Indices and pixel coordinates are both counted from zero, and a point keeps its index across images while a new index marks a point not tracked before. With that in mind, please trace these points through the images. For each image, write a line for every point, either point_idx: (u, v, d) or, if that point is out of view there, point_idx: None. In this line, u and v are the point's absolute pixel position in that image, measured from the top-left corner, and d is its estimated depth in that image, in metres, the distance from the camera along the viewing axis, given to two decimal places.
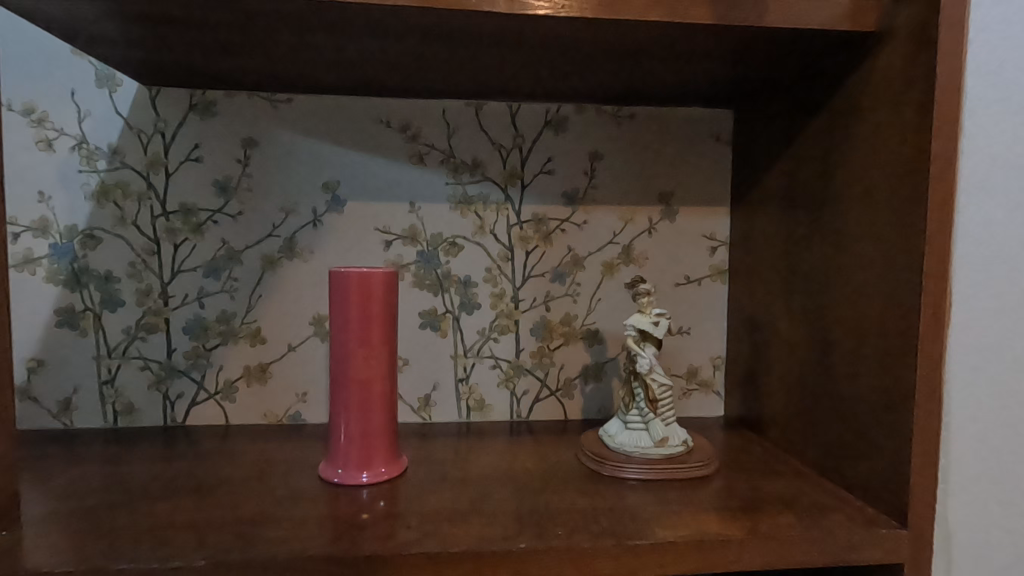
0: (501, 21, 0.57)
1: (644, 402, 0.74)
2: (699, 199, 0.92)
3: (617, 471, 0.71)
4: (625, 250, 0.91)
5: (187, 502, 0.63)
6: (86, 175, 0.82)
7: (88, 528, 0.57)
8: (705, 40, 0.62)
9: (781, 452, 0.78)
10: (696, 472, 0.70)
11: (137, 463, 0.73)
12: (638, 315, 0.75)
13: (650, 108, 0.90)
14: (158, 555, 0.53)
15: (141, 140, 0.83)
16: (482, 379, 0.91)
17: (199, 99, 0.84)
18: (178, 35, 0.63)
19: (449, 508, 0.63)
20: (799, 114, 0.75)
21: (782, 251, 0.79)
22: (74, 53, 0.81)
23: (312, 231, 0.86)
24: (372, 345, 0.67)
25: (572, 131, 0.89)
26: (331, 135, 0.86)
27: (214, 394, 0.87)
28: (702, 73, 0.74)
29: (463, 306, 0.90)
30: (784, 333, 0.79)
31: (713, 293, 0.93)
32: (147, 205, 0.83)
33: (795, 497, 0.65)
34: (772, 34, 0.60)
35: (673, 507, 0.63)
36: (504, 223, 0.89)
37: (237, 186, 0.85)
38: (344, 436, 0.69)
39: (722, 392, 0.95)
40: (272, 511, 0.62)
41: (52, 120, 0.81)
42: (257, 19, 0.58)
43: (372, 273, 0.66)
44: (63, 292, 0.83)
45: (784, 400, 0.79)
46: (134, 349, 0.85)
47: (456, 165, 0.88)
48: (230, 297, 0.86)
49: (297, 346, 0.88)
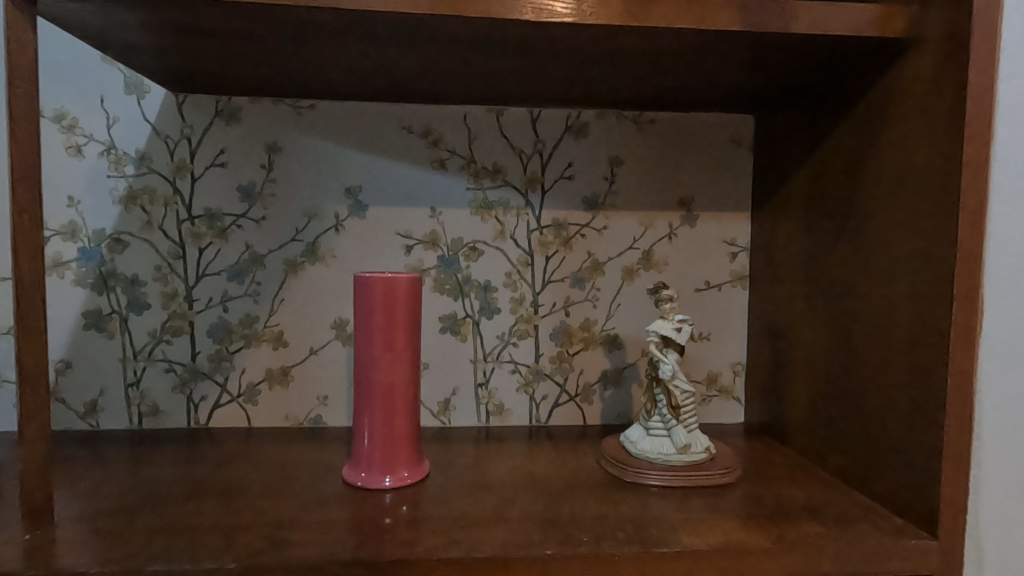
0: (528, 29, 0.58)
1: (666, 409, 0.74)
2: (720, 204, 0.92)
3: (639, 477, 0.71)
4: (645, 256, 0.91)
5: (215, 504, 0.64)
6: (114, 180, 0.83)
7: (119, 528, 0.58)
8: (731, 46, 0.62)
9: (804, 460, 0.78)
10: (718, 480, 0.70)
11: (164, 465, 0.74)
12: (660, 321, 0.74)
13: (671, 113, 0.90)
14: (189, 556, 0.53)
15: (168, 145, 0.84)
16: (501, 383, 0.91)
17: (224, 105, 0.85)
18: (209, 43, 0.64)
19: (473, 513, 0.63)
20: (824, 120, 0.74)
21: (805, 257, 0.79)
22: (104, 60, 0.82)
23: (334, 236, 0.87)
24: (396, 351, 0.67)
25: (592, 137, 0.90)
26: (354, 141, 0.87)
27: (237, 397, 0.88)
28: (727, 79, 0.74)
29: (483, 310, 0.90)
30: (808, 340, 0.78)
31: (734, 299, 0.93)
32: (173, 210, 0.85)
33: (821, 506, 0.65)
34: (799, 40, 0.60)
35: (697, 515, 0.63)
36: (524, 228, 0.89)
37: (261, 191, 0.86)
38: (367, 440, 0.69)
39: (743, 399, 0.94)
40: (298, 514, 0.62)
41: (82, 126, 0.83)
42: (287, 27, 0.59)
43: (397, 279, 0.66)
44: (91, 294, 0.84)
45: (807, 408, 0.78)
46: (158, 351, 0.86)
47: (477, 170, 0.88)
48: (253, 300, 0.87)
49: (319, 350, 0.88)
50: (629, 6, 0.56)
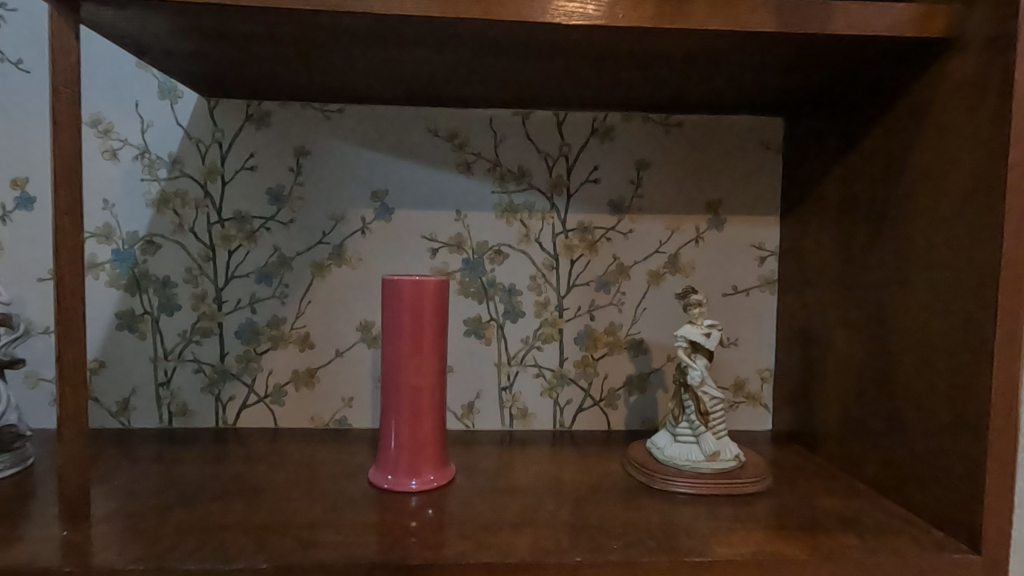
0: (559, 31, 0.58)
1: (694, 415, 0.73)
2: (748, 207, 0.90)
3: (666, 484, 0.70)
4: (671, 259, 0.90)
5: (244, 504, 0.65)
6: (147, 183, 0.85)
7: (151, 526, 0.59)
8: (763, 47, 0.61)
9: (836, 469, 0.76)
10: (748, 488, 0.69)
11: (194, 464, 0.75)
12: (688, 326, 0.74)
13: (698, 116, 0.89)
14: (222, 555, 0.54)
15: (199, 149, 0.86)
16: (525, 387, 0.91)
17: (255, 109, 0.86)
18: (242, 49, 0.65)
19: (500, 518, 0.63)
20: (858, 122, 0.73)
21: (838, 262, 0.77)
22: (139, 66, 0.84)
23: (361, 239, 0.88)
24: (423, 354, 0.67)
25: (618, 140, 0.89)
26: (380, 145, 0.87)
27: (264, 397, 0.89)
28: (757, 81, 0.73)
29: (507, 313, 0.90)
30: (840, 347, 0.76)
31: (762, 304, 0.91)
32: (204, 212, 0.86)
33: (856, 517, 0.63)
34: (835, 41, 0.59)
35: (727, 524, 0.62)
36: (549, 232, 0.89)
37: (290, 194, 0.87)
38: (394, 442, 0.69)
39: (771, 406, 0.93)
40: (326, 515, 0.63)
41: (117, 130, 0.84)
42: (319, 32, 0.59)
43: (424, 282, 0.66)
44: (124, 295, 0.86)
45: (840, 416, 0.76)
46: (188, 351, 0.88)
47: (503, 173, 0.88)
48: (280, 302, 0.88)
49: (344, 352, 0.89)
50: (662, 9, 0.56)
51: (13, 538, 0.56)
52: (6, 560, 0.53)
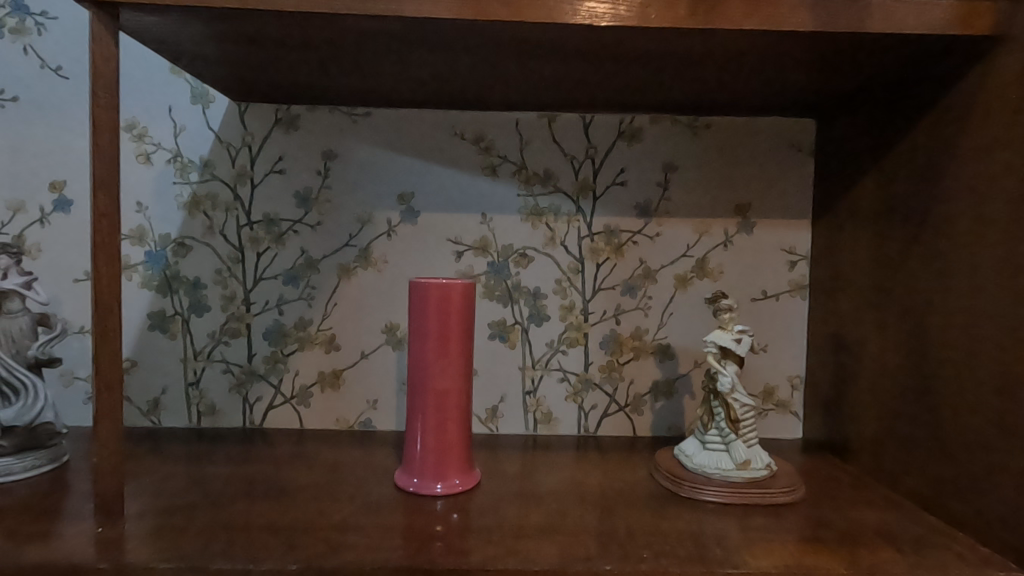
0: (590, 32, 0.57)
1: (724, 422, 0.71)
2: (778, 210, 0.89)
3: (694, 492, 0.68)
4: (699, 263, 0.89)
5: (272, 504, 0.65)
6: (179, 186, 0.87)
7: (182, 525, 0.60)
8: (798, 47, 0.60)
9: (872, 481, 0.74)
10: (780, 498, 0.67)
11: (223, 463, 0.76)
12: (718, 331, 0.72)
13: (727, 118, 0.88)
14: (252, 556, 0.54)
15: (229, 153, 0.87)
16: (550, 392, 0.90)
17: (284, 113, 0.87)
18: (273, 53, 0.66)
19: (528, 523, 0.62)
20: (897, 123, 0.71)
21: (874, 266, 0.75)
22: (173, 72, 0.86)
23: (386, 241, 0.88)
24: (450, 357, 0.67)
25: (645, 143, 0.88)
26: (406, 148, 0.88)
27: (290, 398, 0.90)
28: (790, 81, 0.71)
29: (532, 317, 0.89)
30: (876, 355, 0.74)
31: (793, 310, 0.89)
32: (234, 215, 0.87)
33: (894, 530, 0.61)
34: (874, 39, 0.57)
35: (758, 535, 0.60)
36: (575, 235, 0.88)
37: (317, 197, 0.88)
38: (420, 445, 0.69)
39: (802, 414, 0.90)
40: (353, 517, 0.63)
41: (151, 134, 0.86)
42: (349, 36, 0.60)
43: (451, 285, 0.66)
44: (156, 296, 0.88)
45: (875, 426, 0.74)
46: (217, 352, 0.89)
47: (529, 176, 0.88)
48: (307, 304, 0.89)
49: (369, 354, 0.89)
50: (695, 9, 0.55)
51: (49, 535, 0.57)
52: (43, 556, 0.54)
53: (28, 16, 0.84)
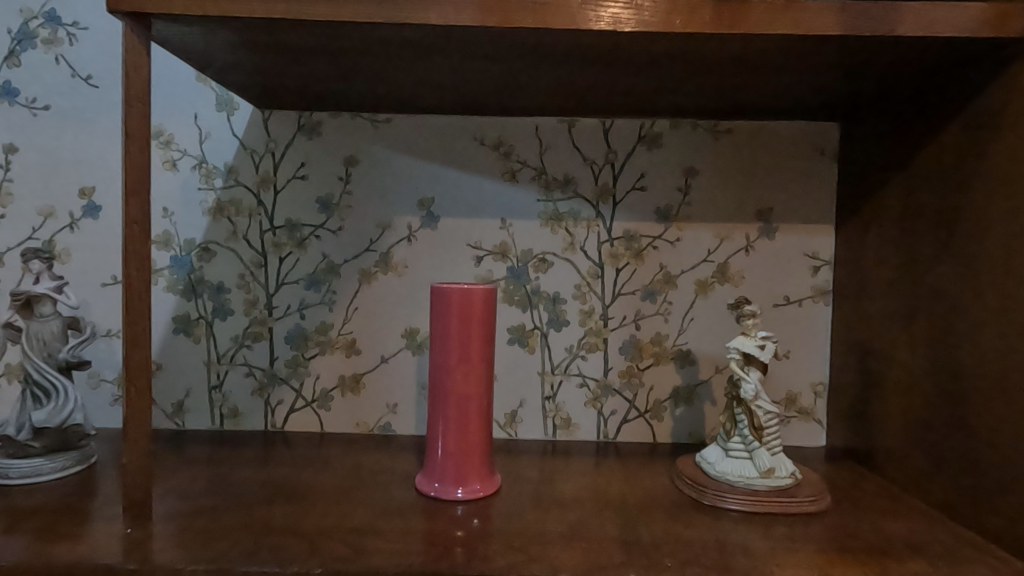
0: (613, 39, 0.57)
1: (747, 430, 0.70)
2: (801, 215, 0.88)
3: (716, 500, 0.68)
4: (720, 269, 0.88)
5: (296, 507, 0.66)
6: (204, 192, 0.88)
7: (208, 526, 0.61)
8: (824, 51, 0.59)
9: (899, 490, 0.73)
10: (806, 508, 0.66)
11: (246, 466, 0.77)
12: (741, 337, 0.71)
13: (748, 123, 0.87)
14: (278, 558, 0.55)
15: (253, 159, 0.88)
16: (569, 398, 0.90)
17: (306, 120, 0.88)
18: (298, 61, 0.67)
19: (550, 530, 0.62)
20: (924, 127, 0.70)
21: (900, 272, 0.74)
22: (199, 79, 0.87)
23: (406, 246, 0.89)
24: (471, 361, 0.67)
25: (665, 148, 0.88)
26: (426, 153, 0.88)
27: (311, 402, 0.90)
28: (815, 86, 0.70)
29: (551, 322, 0.89)
30: (902, 362, 0.73)
31: (816, 316, 0.88)
32: (257, 220, 0.88)
33: (924, 542, 0.60)
34: (903, 43, 0.57)
35: (784, 545, 0.59)
36: (594, 240, 0.88)
37: (339, 202, 0.89)
38: (441, 450, 0.69)
39: (825, 421, 0.89)
40: (375, 521, 0.63)
41: (177, 141, 0.88)
42: (373, 45, 0.60)
43: (472, 290, 0.66)
44: (181, 300, 0.89)
45: (903, 434, 0.73)
46: (240, 355, 0.90)
47: (548, 181, 0.88)
48: (328, 308, 0.89)
49: (389, 358, 0.90)
50: (721, 14, 0.55)
51: (78, 535, 0.58)
52: (74, 556, 0.55)
53: (60, 26, 0.86)
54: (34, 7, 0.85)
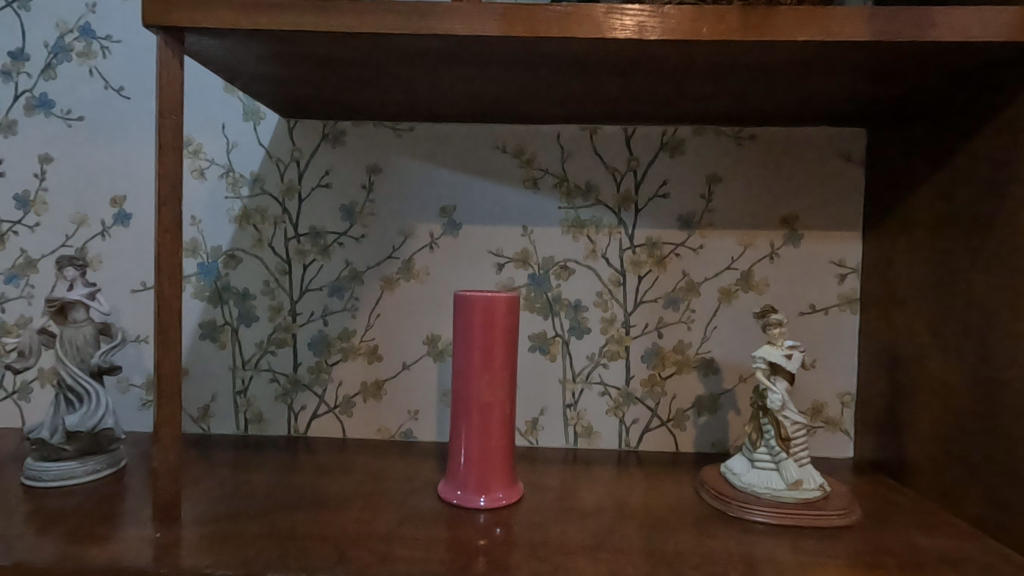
0: (638, 47, 0.57)
1: (774, 440, 0.69)
2: (827, 222, 0.86)
3: (742, 512, 0.67)
4: (744, 277, 0.87)
5: (320, 513, 0.66)
6: (231, 201, 0.90)
7: (235, 531, 0.61)
8: (853, 57, 0.58)
9: (931, 504, 0.71)
10: (835, 521, 0.65)
11: (270, 471, 0.78)
12: (767, 347, 0.70)
13: (773, 129, 0.86)
14: (304, 565, 0.55)
15: (279, 168, 0.89)
16: (590, 405, 0.89)
17: (331, 128, 0.89)
18: (325, 72, 0.68)
19: (575, 540, 0.62)
20: (956, 133, 0.69)
21: (932, 281, 0.72)
22: (227, 90, 0.89)
23: (428, 253, 0.89)
24: (494, 369, 0.67)
25: (688, 155, 0.87)
26: (448, 161, 0.89)
27: (333, 408, 0.91)
28: (842, 92, 0.70)
29: (573, 329, 0.89)
30: (934, 373, 0.72)
31: (843, 324, 0.87)
32: (281, 228, 0.90)
33: (960, 558, 0.59)
34: (936, 48, 0.56)
35: (814, 559, 0.58)
36: (616, 247, 0.88)
37: (362, 210, 0.89)
38: (464, 458, 0.69)
39: (853, 432, 0.87)
40: (399, 528, 0.63)
41: (205, 151, 0.90)
42: (400, 55, 0.61)
43: (496, 298, 0.66)
44: (207, 306, 0.90)
45: (935, 447, 0.71)
46: (265, 361, 0.91)
47: (570, 189, 0.88)
48: (351, 315, 0.90)
49: (411, 365, 0.90)
50: (748, 21, 0.54)
51: (110, 538, 0.59)
52: (106, 558, 0.56)
53: (95, 40, 0.88)
54: (69, 22, 0.88)
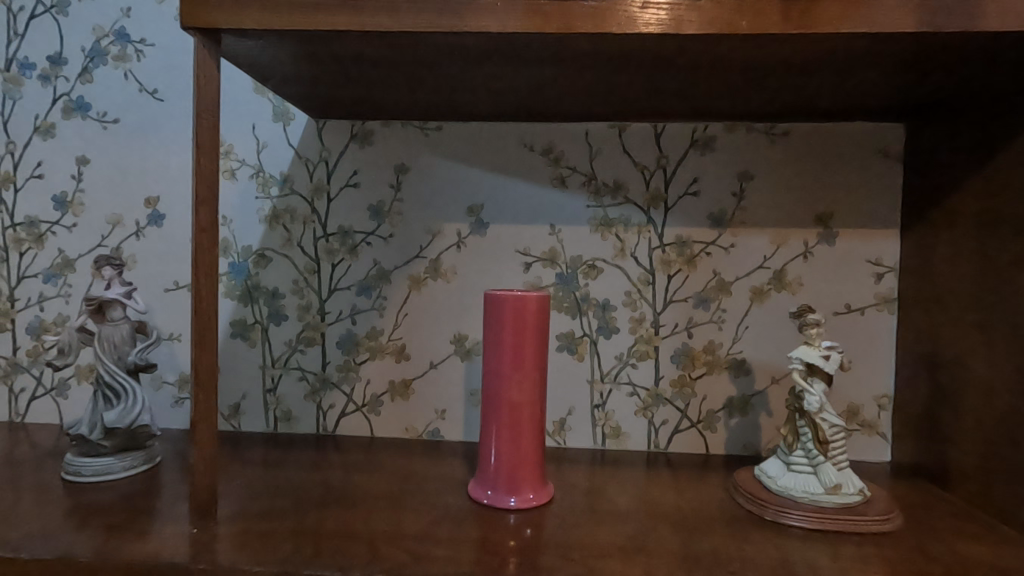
0: (673, 42, 0.56)
1: (811, 443, 0.68)
2: (864, 220, 0.84)
3: (779, 516, 0.65)
4: (777, 276, 0.85)
5: (352, 511, 0.66)
6: (261, 201, 0.91)
7: (269, 528, 0.62)
8: (897, 49, 0.57)
9: (976, 511, 0.69)
10: (876, 527, 0.63)
11: (301, 469, 0.78)
12: (805, 347, 0.69)
13: (806, 126, 0.85)
14: (337, 563, 0.56)
15: (308, 168, 0.90)
16: (618, 406, 0.88)
17: (359, 129, 0.90)
18: (357, 71, 0.68)
19: (607, 542, 0.61)
20: (1004, 126, 0.66)
21: (977, 280, 0.70)
22: (257, 91, 0.90)
23: (456, 252, 0.89)
24: (524, 369, 0.67)
25: (719, 152, 0.86)
26: (476, 160, 0.89)
27: (361, 406, 0.92)
28: (883, 85, 0.68)
29: (601, 329, 0.88)
30: (979, 374, 0.69)
31: (880, 324, 0.84)
32: (310, 227, 0.90)
33: (1009, 567, 0.57)
34: (986, 37, 0.54)
35: (856, 566, 0.57)
36: (645, 246, 0.87)
37: (390, 210, 0.90)
38: (494, 458, 0.69)
39: (890, 436, 0.85)
40: (430, 528, 0.63)
41: (236, 152, 0.91)
42: (432, 53, 0.61)
43: (527, 297, 0.66)
44: (238, 305, 0.92)
45: (980, 451, 0.69)
46: (294, 359, 0.92)
47: (598, 187, 0.87)
48: (379, 314, 0.91)
49: (438, 364, 0.90)
50: (789, 12, 0.53)
51: (147, 534, 0.60)
52: (145, 553, 0.56)
53: (130, 43, 0.90)
54: (105, 26, 0.90)
